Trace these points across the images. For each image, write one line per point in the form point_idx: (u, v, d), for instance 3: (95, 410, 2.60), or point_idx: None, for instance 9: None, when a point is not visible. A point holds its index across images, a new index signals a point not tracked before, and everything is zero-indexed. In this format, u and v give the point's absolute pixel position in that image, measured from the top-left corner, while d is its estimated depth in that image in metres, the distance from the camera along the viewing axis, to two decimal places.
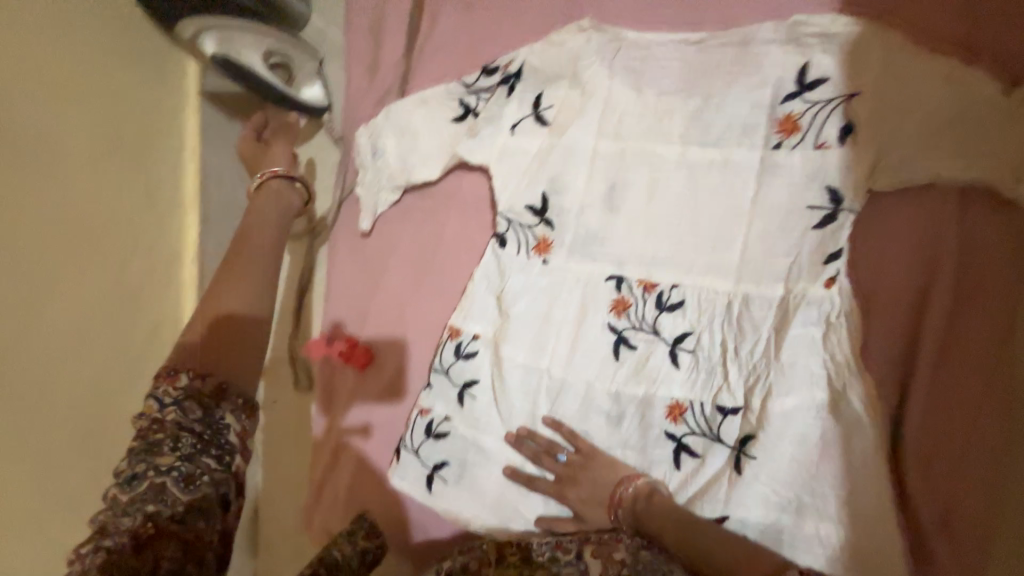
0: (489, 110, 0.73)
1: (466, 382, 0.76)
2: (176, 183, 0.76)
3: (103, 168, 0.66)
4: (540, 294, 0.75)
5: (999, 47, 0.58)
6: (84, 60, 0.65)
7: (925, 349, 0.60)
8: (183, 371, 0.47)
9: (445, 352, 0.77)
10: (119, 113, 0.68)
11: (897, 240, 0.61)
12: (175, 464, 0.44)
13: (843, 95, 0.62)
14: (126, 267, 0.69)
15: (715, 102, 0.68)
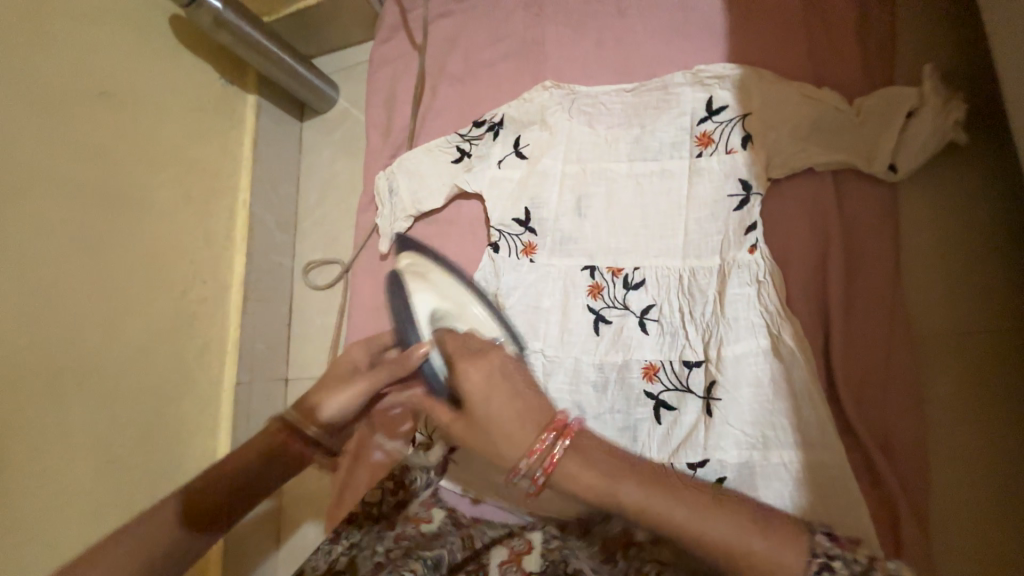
0: (482, 152, 1.00)
1: None
2: (229, 226, 1.07)
3: (183, 219, 0.98)
4: (529, 288, 0.92)
5: (844, 66, 0.79)
6: (181, 139, 0.99)
7: (834, 295, 0.74)
8: None
9: None
10: (197, 175, 1.01)
11: (797, 213, 0.78)
12: None
13: (739, 115, 0.83)
14: (207, 282, 1.01)
15: (649, 129, 0.90)
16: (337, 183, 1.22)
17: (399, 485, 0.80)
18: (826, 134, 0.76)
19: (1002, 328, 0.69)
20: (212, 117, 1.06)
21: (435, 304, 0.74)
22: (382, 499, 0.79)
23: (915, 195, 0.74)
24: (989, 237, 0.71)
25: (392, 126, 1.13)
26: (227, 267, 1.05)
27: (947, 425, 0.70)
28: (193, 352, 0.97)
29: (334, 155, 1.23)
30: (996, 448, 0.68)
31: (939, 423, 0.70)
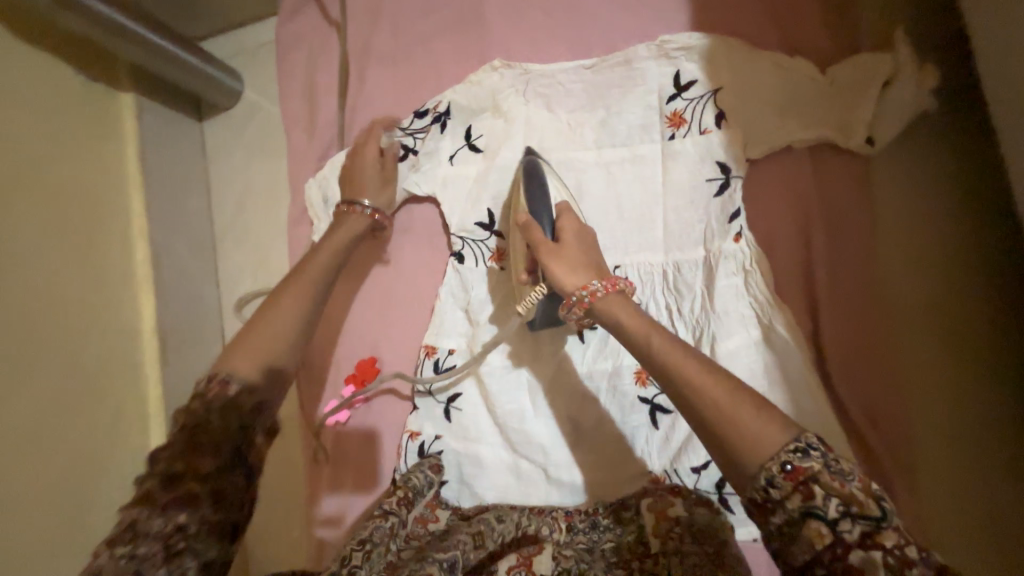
0: (428, 148, 0.88)
1: (450, 396, 0.85)
2: (127, 259, 0.86)
3: (64, 257, 0.76)
4: (502, 299, 0.84)
5: (813, 31, 0.74)
6: (39, 156, 0.75)
7: (818, 277, 0.72)
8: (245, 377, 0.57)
9: (425, 372, 0.86)
10: (70, 201, 0.79)
11: (777, 194, 0.74)
12: (241, 464, 0.53)
13: (710, 90, 0.76)
14: (110, 333, 0.81)
15: (615, 110, 0.81)
16: (258, 193, 1.03)
17: (403, 489, 0.73)
18: (802, 107, 0.71)
19: (973, 300, 0.71)
20: (75, 115, 0.82)
21: (554, 190, 0.76)
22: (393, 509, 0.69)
23: (890, 168, 0.72)
24: (959, 209, 0.71)
25: (317, 121, 0.96)
26: (135, 311, 0.86)
27: (928, 398, 0.71)
28: (107, 422, 0.79)
29: (249, 158, 1.03)
30: (972, 415, 0.70)
31: (921, 392, 0.71)
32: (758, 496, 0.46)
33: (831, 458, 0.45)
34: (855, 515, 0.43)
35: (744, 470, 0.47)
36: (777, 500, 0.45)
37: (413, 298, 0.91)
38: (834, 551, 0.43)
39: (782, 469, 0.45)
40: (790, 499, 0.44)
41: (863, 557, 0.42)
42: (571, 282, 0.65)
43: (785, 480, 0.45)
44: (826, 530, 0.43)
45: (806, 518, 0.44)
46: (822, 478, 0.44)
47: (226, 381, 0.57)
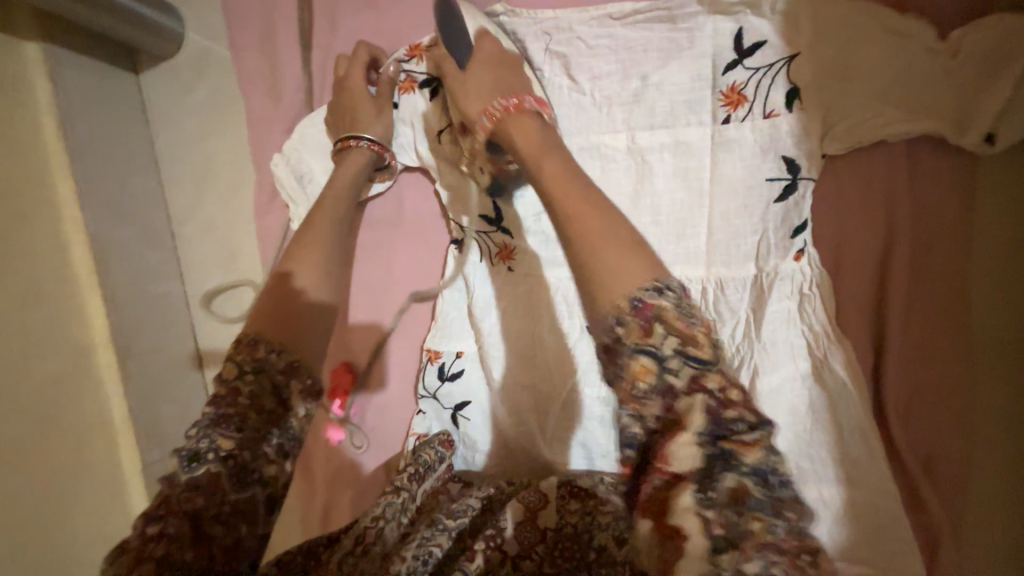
0: (413, 118, 0.71)
1: (457, 404, 0.74)
2: (63, 256, 0.72)
3: None
4: (509, 306, 0.72)
5: None
6: None
7: (892, 304, 0.60)
8: (262, 343, 0.50)
9: (428, 377, 0.75)
10: None
11: (854, 198, 0.59)
12: (235, 448, 0.44)
13: (784, 57, 0.59)
14: (56, 349, 0.70)
15: (653, 80, 0.64)
16: (215, 168, 0.86)
17: (417, 461, 0.67)
18: (904, 92, 0.55)
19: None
20: None
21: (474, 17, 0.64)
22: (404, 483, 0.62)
23: (1005, 169, 0.57)
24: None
25: (277, 79, 0.76)
26: (81, 317, 0.74)
27: (993, 445, 0.62)
28: (69, 444, 0.70)
29: (199, 124, 0.85)
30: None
31: (986, 439, 0.62)
32: (608, 339, 0.41)
33: (685, 300, 0.41)
34: (689, 356, 0.38)
35: (599, 312, 0.42)
36: (620, 342, 0.40)
37: (406, 298, 0.78)
38: (665, 416, 0.38)
39: (634, 305, 0.40)
40: (630, 335, 0.40)
41: (688, 403, 0.37)
42: (478, 107, 0.60)
43: (632, 317, 0.40)
44: (655, 369, 0.39)
45: (636, 355, 0.39)
46: (669, 317, 0.39)
47: (254, 342, 0.50)
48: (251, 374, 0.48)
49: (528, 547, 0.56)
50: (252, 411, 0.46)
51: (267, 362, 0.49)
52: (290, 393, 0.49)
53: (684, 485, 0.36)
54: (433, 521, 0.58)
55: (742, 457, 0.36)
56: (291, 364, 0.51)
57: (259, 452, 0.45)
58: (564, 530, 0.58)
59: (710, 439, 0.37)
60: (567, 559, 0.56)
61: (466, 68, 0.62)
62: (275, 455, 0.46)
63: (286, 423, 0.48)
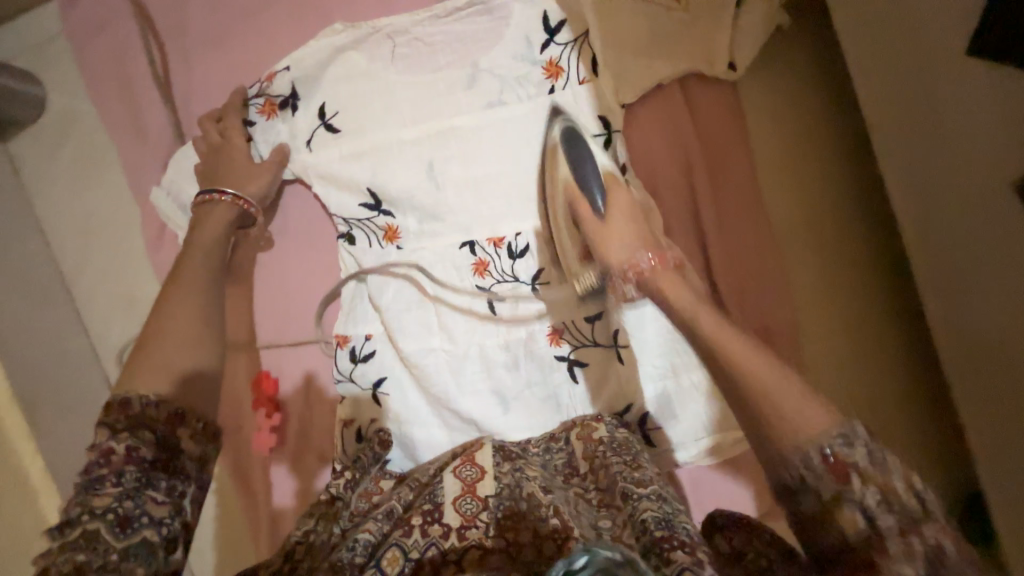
0: (285, 133, 0.78)
1: (376, 381, 0.80)
2: None
3: None
4: (402, 281, 0.79)
5: None
6: None
7: (705, 210, 0.72)
8: (133, 398, 0.49)
9: (342, 362, 0.81)
10: None
11: (654, 132, 0.72)
12: (111, 505, 0.44)
13: (580, 36, 0.72)
14: None
15: (484, 66, 0.75)
16: (103, 219, 0.88)
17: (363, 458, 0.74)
18: (668, 41, 0.69)
19: (850, 205, 0.74)
20: None
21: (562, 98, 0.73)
22: (333, 490, 0.67)
23: (756, 93, 0.74)
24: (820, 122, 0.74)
25: (145, 122, 0.81)
26: None
27: (816, 311, 0.75)
28: None
29: (75, 179, 0.87)
30: (856, 312, 0.74)
31: (808, 307, 0.75)
32: (792, 480, 0.43)
33: (876, 450, 0.42)
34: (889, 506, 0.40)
35: (799, 436, 0.44)
36: (809, 485, 0.42)
37: (309, 298, 0.84)
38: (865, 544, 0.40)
39: (823, 454, 0.42)
40: (826, 487, 0.42)
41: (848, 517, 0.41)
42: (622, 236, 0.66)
43: (823, 466, 0.42)
44: (860, 518, 0.40)
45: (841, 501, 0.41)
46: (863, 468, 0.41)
47: (123, 400, 0.49)
48: (126, 434, 0.47)
49: (473, 515, 0.58)
50: (130, 473, 0.46)
51: (145, 416, 0.49)
52: (175, 445, 0.50)
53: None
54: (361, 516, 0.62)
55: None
56: (175, 412, 0.50)
57: (140, 500, 0.45)
58: (504, 492, 0.60)
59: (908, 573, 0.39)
60: (508, 515, 0.58)
61: (604, 217, 0.68)
62: (165, 497, 0.47)
63: (175, 467, 0.49)
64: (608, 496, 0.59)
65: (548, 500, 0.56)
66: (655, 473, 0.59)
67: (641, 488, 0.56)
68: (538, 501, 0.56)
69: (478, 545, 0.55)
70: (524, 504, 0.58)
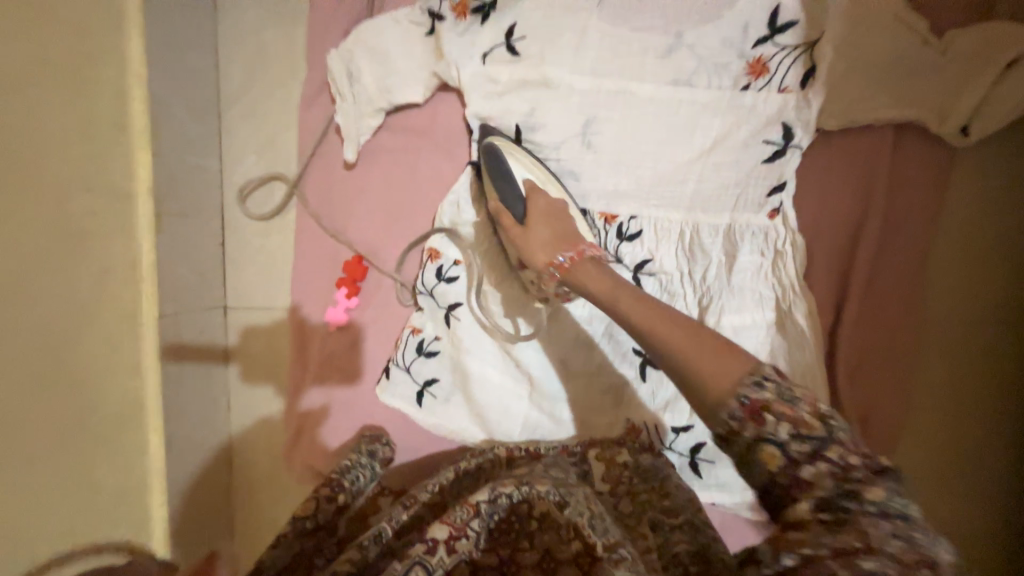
0: (464, 37, 0.76)
1: (450, 304, 0.81)
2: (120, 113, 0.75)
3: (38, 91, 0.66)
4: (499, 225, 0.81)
5: None
6: None
7: (859, 272, 0.67)
8: None
9: (426, 274, 0.81)
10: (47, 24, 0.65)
11: (841, 173, 0.67)
12: None
13: (806, 42, 0.65)
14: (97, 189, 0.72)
15: (688, 40, 0.70)
16: (271, 62, 0.93)
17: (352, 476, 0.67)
18: (896, 81, 0.62)
19: (984, 326, 0.69)
20: None
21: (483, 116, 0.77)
22: (318, 509, 0.60)
23: (968, 167, 0.67)
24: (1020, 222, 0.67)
25: None
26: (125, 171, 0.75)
27: (921, 409, 0.72)
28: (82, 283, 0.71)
29: (261, 17, 0.92)
30: (943, 428, 0.72)
31: (916, 404, 0.72)
32: (723, 430, 0.46)
33: None
34: (805, 436, 0.42)
35: (710, 396, 0.47)
36: (736, 433, 0.45)
37: (420, 204, 0.85)
38: (788, 474, 0.43)
39: (738, 402, 0.44)
40: (745, 429, 0.44)
41: (767, 449, 0.43)
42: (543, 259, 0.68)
43: (743, 413, 0.44)
44: (779, 454, 0.43)
45: (760, 443, 0.43)
46: (774, 407, 0.43)
47: None
48: None
49: (461, 524, 0.50)
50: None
51: None
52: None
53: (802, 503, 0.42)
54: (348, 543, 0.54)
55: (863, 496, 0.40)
56: None
57: None
58: (500, 502, 0.52)
59: (835, 501, 0.41)
60: (504, 530, 0.56)
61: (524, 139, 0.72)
62: None
63: None
64: (634, 518, 0.59)
65: (567, 516, 0.52)
66: (687, 499, 0.60)
67: (673, 518, 0.58)
68: (560, 517, 0.53)
69: (468, 558, 0.50)
70: (531, 525, 0.56)
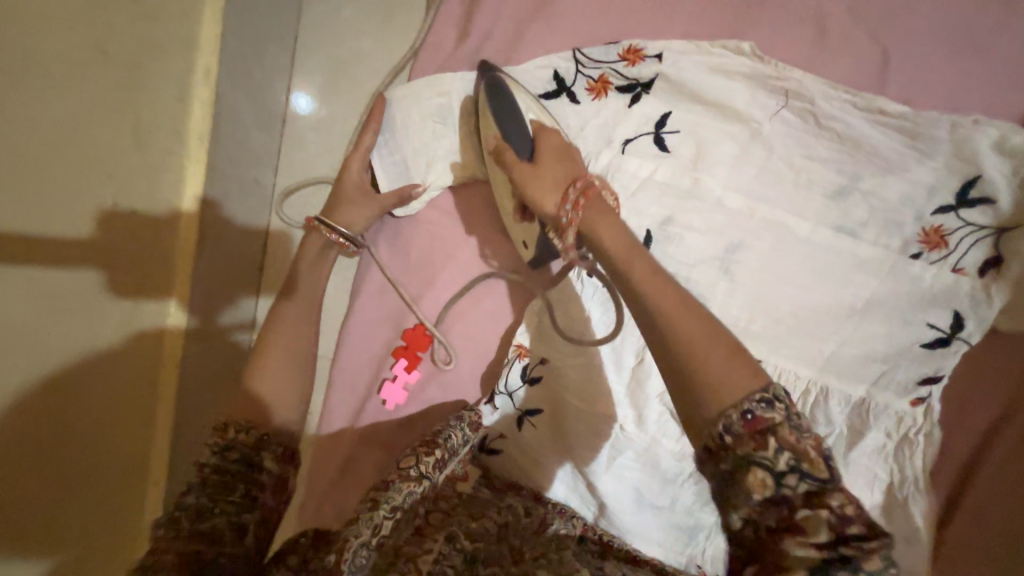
0: (605, 119, 0.67)
1: (528, 408, 0.72)
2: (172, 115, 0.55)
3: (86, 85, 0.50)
4: (606, 332, 0.72)
5: None
6: None
7: (985, 473, 0.63)
8: (229, 424, 0.51)
9: (511, 373, 0.72)
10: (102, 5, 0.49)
11: (995, 370, 0.63)
12: (209, 511, 0.47)
13: (995, 227, 0.60)
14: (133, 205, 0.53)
15: (864, 187, 0.63)
16: (362, 76, 0.80)
17: (441, 448, 0.61)
18: None
19: None
20: None
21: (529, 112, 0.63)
22: (417, 463, 0.59)
23: None
24: None
25: (480, 20, 0.72)
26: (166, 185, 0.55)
27: None
28: (102, 332, 0.54)
29: (363, 22, 0.80)
30: None
31: None
32: (678, 379, 0.40)
33: (794, 411, 0.38)
34: (804, 471, 0.36)
35: (670, 347, 0.41)
36: (725, 449, 0.38)
37: (517, 291, 0.77)
38: (779, 513, 0.36)
39: (742, 415, 0.38)
40: (739, 446, 0.37)
41: (809, 516, 0.36)
42: (553, 202, 0.53)
43: (741, 428, 0.37)
44: (769, 480, 0.36)
45: (749, 466, 0.37)
46: (782, 432, 0.37)
47: (224, 426, 0.51)
48: (218, 451, 0.50)
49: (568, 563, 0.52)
50: (219, 474, 0.49)
51: (235, 441, 0.51)
52: (263, 454, 0.52)
53: (807, 549, 0.35)
54: (450, 536, 0.55)
55: (864, 564, 0.34)
56: (260, 438, 0.52)
57: (220, 509, 0.48)
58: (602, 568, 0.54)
59: (830, 547, 0.35)
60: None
61: (532, 161, 0.57)
62: (240, 498, 0.49)
63: (252, 475, 0.50)
64: None
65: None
66: None
67: None
68: None
69: None
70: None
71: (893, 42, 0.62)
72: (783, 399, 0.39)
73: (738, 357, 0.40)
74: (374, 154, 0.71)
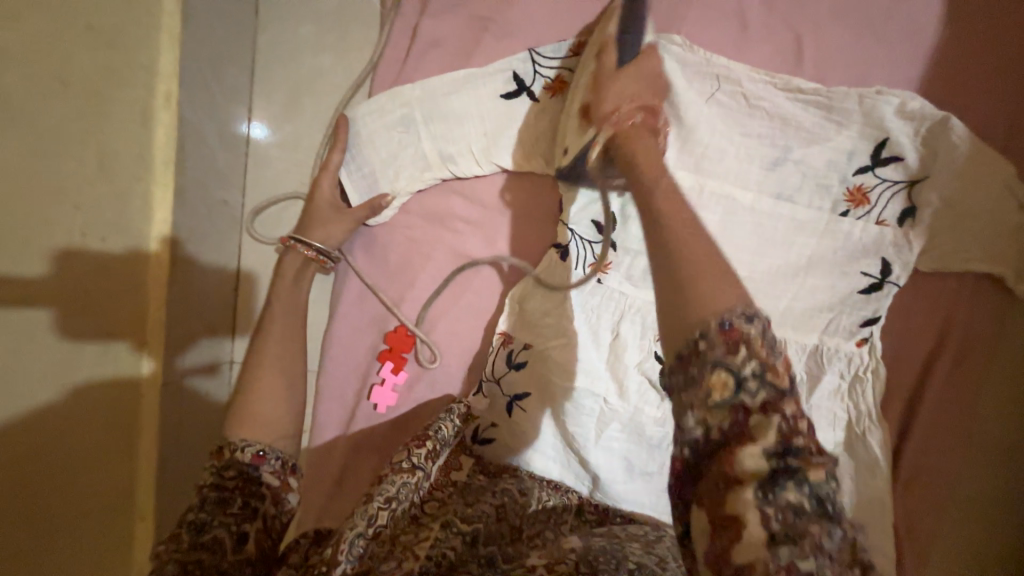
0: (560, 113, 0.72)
1: (517, 393, 0.75)
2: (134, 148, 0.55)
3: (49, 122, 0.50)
4: (581, 313, 0.76)
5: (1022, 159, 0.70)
6: None
7: (926, 399, 0.71)
8: (226, 444, 0.53)
9: (497, 361, 0.75)
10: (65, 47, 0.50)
11: (922, 307, 0.71)
12: (210, 526, 0.47)
13: (907, 182, 0.68)
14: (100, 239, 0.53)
15: (795, 156, 0.70)
16: (323, 92, 0.82)
17: (432, 439, 0.63)
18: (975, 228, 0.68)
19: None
20: None
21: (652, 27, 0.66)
22: (410, 455, 0.60)
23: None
24: None
25: (434, 31, 0.76)
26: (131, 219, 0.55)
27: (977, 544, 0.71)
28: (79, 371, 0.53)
29: (319, 40, 0.82)
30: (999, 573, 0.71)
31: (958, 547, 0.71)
32: (686, 349, 0.40)
33: (767, 329, 0.39)
34: (765, 379, 0.38)
35: (683, 316, 0.41)
36: (699, 354, 0.39)
37: (492, 284, 0.80)
38: (733, 416, 0.38)
39: (719, 324, 0.39)
40: (710, 351, 0.39)
41: (761, 421, 0.37)
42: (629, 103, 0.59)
43: (717, 335, 0.39)
44: (730, 384, 0.38)
45: (717, 368, 0.38)
46: (754, 344, 0.38)
47: (220, 450, 0.52)
48: (216, 472, 0.51)
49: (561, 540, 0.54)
50: (218, 490, 0.50)
51: (234, 459, 0.52)
52: (263, 467, 0.52)
53: (751, 451, 0.37)
54: (447, 522, 0.55)
55: (806, 474, 0.36)
56: (259, 453, 0.53)
57: (219, 524, 0.47)
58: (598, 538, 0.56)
59: (777, 455, 0.36)
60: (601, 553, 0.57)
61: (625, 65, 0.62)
62: (241, 514, 0.49)
63: (253, 490, 0.51)
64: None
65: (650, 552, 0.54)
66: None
67: None
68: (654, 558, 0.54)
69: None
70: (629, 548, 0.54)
71: (802, 30, 0.71)
72: (761, 319, 0.39)
73: (725, 277, 0.42)
74: (341, 171, 0.74)
